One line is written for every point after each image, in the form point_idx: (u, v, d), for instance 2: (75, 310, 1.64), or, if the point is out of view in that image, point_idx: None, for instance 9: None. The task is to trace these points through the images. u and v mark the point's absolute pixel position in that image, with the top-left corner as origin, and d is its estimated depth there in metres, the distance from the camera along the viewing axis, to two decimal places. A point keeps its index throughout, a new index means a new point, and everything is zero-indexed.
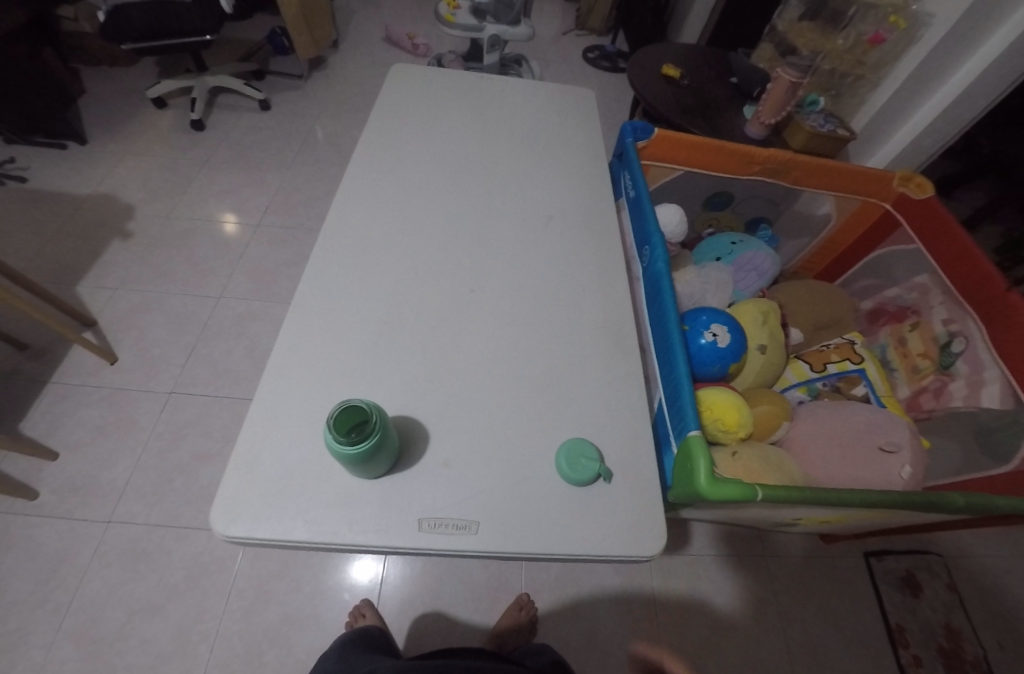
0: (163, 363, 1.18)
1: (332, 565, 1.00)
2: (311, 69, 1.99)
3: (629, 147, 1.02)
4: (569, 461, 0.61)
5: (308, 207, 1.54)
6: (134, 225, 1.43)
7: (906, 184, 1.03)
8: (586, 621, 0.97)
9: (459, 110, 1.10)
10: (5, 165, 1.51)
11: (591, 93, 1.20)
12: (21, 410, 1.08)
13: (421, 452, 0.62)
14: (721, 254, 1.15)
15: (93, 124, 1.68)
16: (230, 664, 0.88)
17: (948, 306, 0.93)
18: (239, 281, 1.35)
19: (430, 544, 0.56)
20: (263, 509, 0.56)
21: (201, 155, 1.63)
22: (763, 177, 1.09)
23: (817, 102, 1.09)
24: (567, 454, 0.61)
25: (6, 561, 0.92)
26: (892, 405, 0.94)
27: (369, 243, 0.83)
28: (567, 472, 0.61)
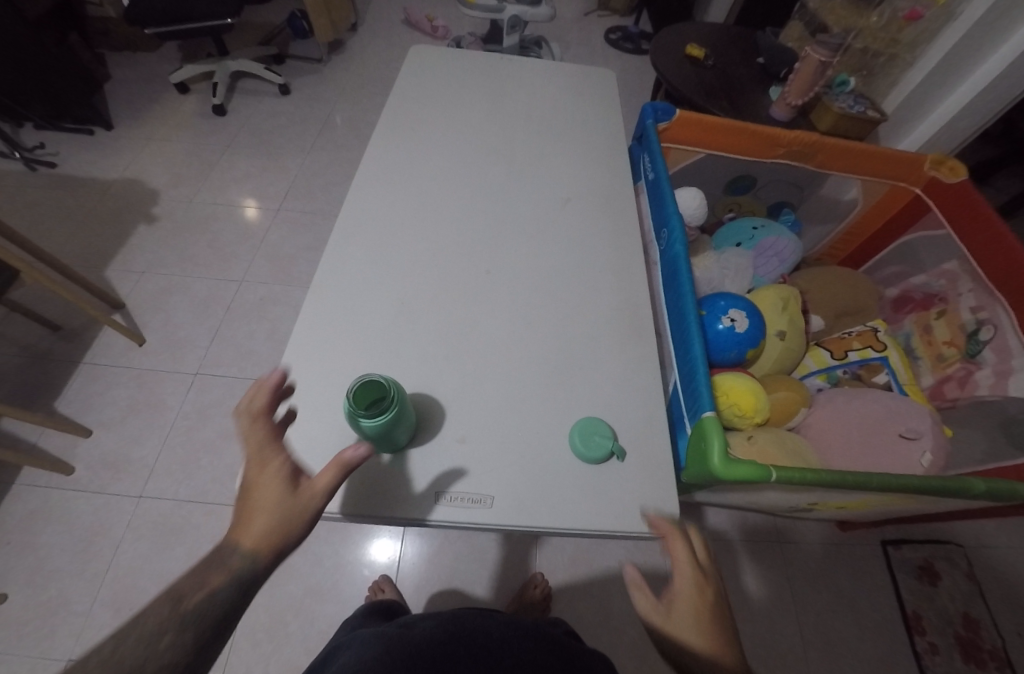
0: (189, 345, 1.21)
1: (352, 542, 1.03)
2: (329, 53, 1.98)
3: (648, 128, 1.00)
4: (583, 437, 0.62)
5: (327, 192, 1.55)
6: (158, 210, 1.45)
7: (938, 167, 0.99)
8: (599, 600, 0.99)
9: (477, 90, 1.09)
10: (35, 150, 1.54)
11: (611, 73, 1.18)
12: (56, 389, 1.12)
13: (437, 429, 0.64)
14: (742, 239, 1.13)
15: (117, 110, 1.70)
16: (257, 633, 0.92)
17: (977, 293, 0.91)
18: (260, 266, 1.37)
19: (446, 517, 0.58)
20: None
21: (221, 140, 1.65)
22: (787, 160, 1.06)
23: (848, 82, 1.06)
24: (580, 429, 0.63)
25: (46, 531, 0.96)
26: (914, 393, 0.93)
27: (389, 225, 0.84)
28: (581, 448, 0.62)
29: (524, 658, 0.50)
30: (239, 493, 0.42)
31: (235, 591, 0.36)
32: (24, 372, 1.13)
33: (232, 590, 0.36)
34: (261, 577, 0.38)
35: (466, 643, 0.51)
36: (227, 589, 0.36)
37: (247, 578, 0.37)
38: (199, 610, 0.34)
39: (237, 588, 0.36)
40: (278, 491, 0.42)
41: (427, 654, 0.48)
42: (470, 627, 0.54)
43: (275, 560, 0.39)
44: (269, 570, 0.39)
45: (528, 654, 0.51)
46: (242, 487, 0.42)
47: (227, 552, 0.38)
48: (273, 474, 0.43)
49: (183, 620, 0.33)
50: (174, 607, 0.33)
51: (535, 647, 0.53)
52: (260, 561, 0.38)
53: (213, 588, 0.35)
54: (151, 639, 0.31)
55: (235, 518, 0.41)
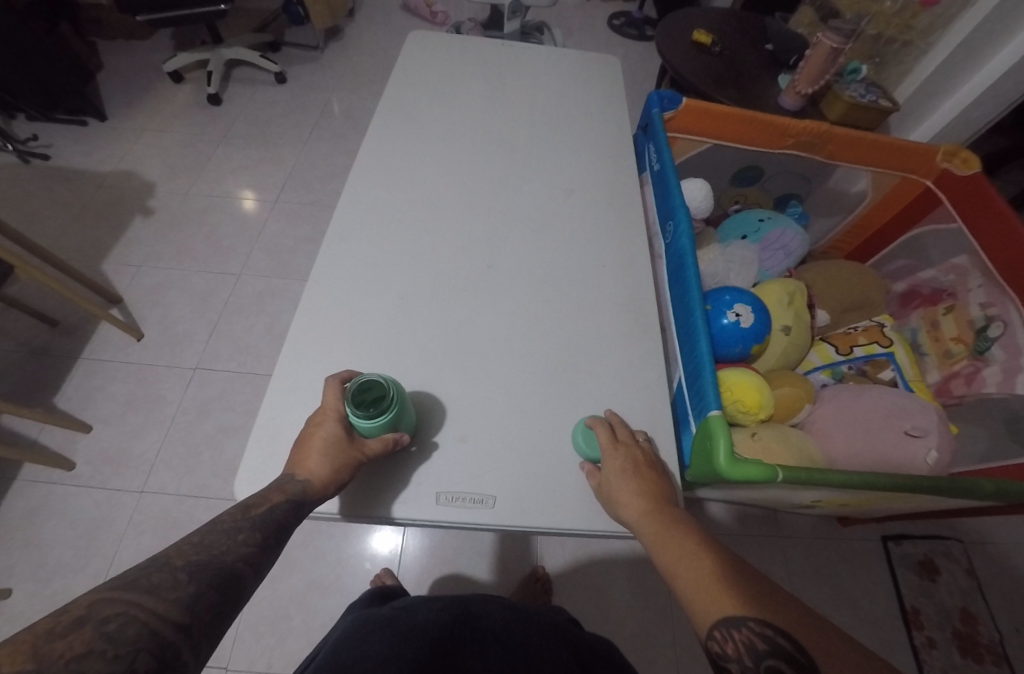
0: (188, 340, 1.21)
1: (353, 537, 1.03)
2: (326, 40, 1.94)
3: (655, 117, 0.97)
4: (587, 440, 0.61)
5: (325, 183, 1.53)
6: (154, 202, 1.44)
7: (950, 159, 0.97)
8: (600, 595, 0.99)
9: (477, 79, 1.06)
10: (28, 142, 1.52)
11: (616, 61, 1.15)
12: (55, 384, 1.12)
13: (437, 428, 0.63)
14: (748, 232, 1.11)
15: (111, 100, 1.67)
16: (259, 626, 0.93)
17: (987, 289, 0.89)
18: (258, 259, 1.35)
19: (447, 517, 0.57)
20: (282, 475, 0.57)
21: (217, 131, 1.62)
22: (795, 151, 1.04)
23: (859, 70, 1.03)
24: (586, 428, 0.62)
25: (49, 526, 0.96)
26: (920, 389, 0.92)
27: (388, 219, 0.82)
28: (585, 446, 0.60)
29: (524, 644, 0.51)
30: (306, 433, 0.53)
31: (288, 509, 0.45)
32: (23, 368, 1.13)
33: (286, 511, 0.44)
34: (308, 506, 0.47)
35: (467, 629, 0.51)
36: (284, 507, 0.45)
37: (300, 499, 0.46)
38: (262, 518, 0.42)
39: (289, 510, 0.45)
40: (344, 444, 0.51)
41: (432, 637, 0.48)
42: (473, 610, 0.54)
43: (321, 495, 0.48)
44: (315, 502, 0.48)
45: (529, 640, 0.52)
46: (306, 429, 0.53)
47: (283, 481, 0.48)
48: (337, 424, 0.52)
49: (252, 526, 0.41)
50: (243, 515, 0.42)
51: (536, 631, 0.53)
52: (309, 493, 0.47)
53: (268, 508, 0.44)
54: (230, 531, 0.39)
55: (295, 453, 0.51)
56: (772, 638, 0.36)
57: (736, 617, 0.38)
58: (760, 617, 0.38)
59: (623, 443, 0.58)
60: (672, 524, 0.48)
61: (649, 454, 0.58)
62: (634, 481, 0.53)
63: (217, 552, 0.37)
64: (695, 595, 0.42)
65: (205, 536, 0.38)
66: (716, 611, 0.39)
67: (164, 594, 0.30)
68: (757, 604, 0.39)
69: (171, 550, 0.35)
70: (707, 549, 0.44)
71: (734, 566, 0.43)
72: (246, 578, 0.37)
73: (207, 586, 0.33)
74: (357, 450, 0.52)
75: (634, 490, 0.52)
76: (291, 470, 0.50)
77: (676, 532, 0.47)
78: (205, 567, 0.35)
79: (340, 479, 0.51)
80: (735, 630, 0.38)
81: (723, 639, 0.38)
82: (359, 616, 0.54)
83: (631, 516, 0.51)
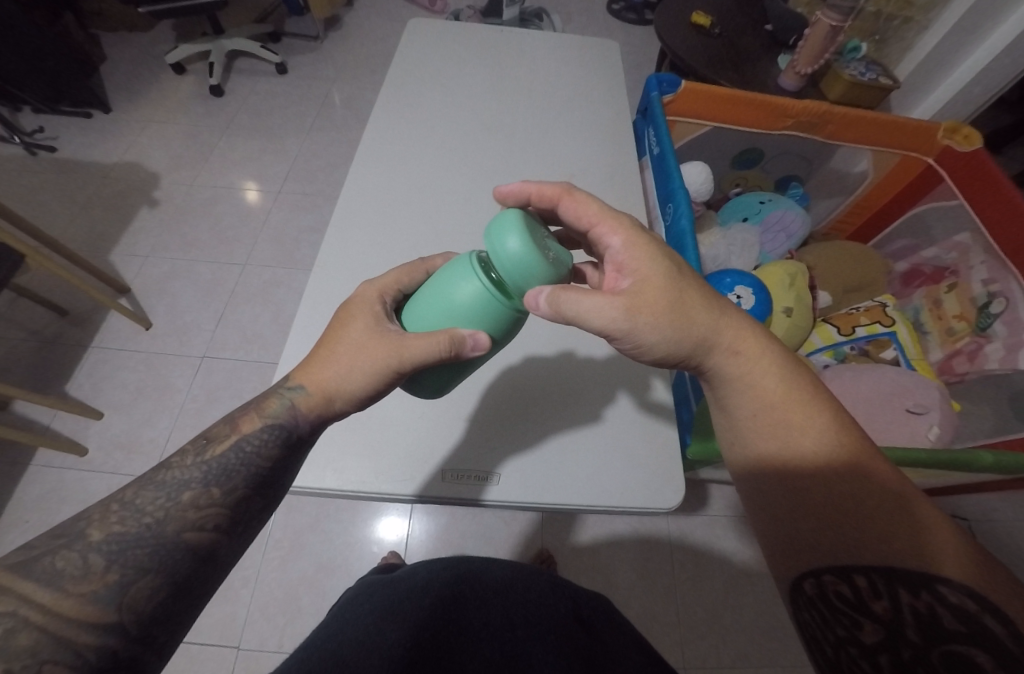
0: (195, 329, 1.22)
1: (361, 519, 1.05)
2: (326, 30, 1.94)
3: (654, 99, 0.97)
4: (499, 248, 0.39)
5: (327, 173, 1.53)
6: (159, 194, 1.45)
7: (951, 136, 0.96)
8: (605, 575, 1.01)
9: (477, 64, 1.06)
10: (35, 136, 1.54)
11: (614, 44, 1.15)
12: (66, 373, 1.14)
13: (442, 406, 0.62)
14: (749, 214, 1.11)
15: (114, 93, 1.68)
16: (270, 606, 0.95)
17: (989, 266, 0.90)
18: (263, 249, 1.37)
19: (453, 494, 0.57)
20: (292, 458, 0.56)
21: (220, 122, 1.63)
22: (795, 132, 1.04)
23: (859, 48, 1.05)
24: (523, 229, 0.39)
25: (63, 509, 0.99)
26: (923, 368, 0.92)
27: (389, 203, 0.82)
28: (514, 255, 0.38)
29: (526, 597, 0.52)
30: (332, 328, 0.45)
31: (278, 440, 0.42)
32: (34, 358, 1.15)
33: (268, 440, 0.41)
34: (303, 428, 0.43)
35: (470, 583, 0.52)
36: (266, 436, 0.41)
37: (290, 430, 0.42)
38: (222, 462, 0.39)
39: (268, 439, 0.42)
40: (380, 340, 0.43)
41: (434, 591, 0.49)
42: (475, 565, 0.55)
43: (315, 420, 0.43)
44: (310, 427, 0.43)
45: (527, 596, 0.52)
46: (336, 322, 0.45)
47: (271, 393, 0.44)
48: (371, 314, 0.45)
49: (206, 477, 0.38)
50: (196, 458, 0.39)
51: (533, 589, 0.53)
52: (301, 414, 0.43)
53: (231, 446, 0.40)
54: (176, 488, 0.37)
55: (312, 352, 0.46)
56: (943, 599, 0.33)
57: (876, 571, 0.36)
58: (886, 565, 0.36)
59: (634, 227, 0.46)
60: (790, 431, 0.43)
61: (694, 293, 0.44)
62: (666, 290, 0.43)
63: (152, 521, 0.35)
64: (801, 538, 0.41)
65: (141, 493, 0.36)
66: (825, 560, 0.39)
67: (71, 590, 0.30)
68: (908, 549, 0.36)
69: (92, 516, 0.34)
70: (815, 473, 0.41)
71: (879, 496, 0.38)
72: (208, 546, 0.36)
73: (137, 573, 0.33)
74: (395, 344, 0.42)
75: (668, 303, 0.43)
76: (297, 377, 0.44)
77: (792, 447, 0.43)
78: (134, 544, 0.33)
79: (364, 383, 0.43)
80: (850, 578, 0.37)
81: (848, 586, 0.37)
82: (366, 586, 0.56)
83: (671, 336, 0.44)
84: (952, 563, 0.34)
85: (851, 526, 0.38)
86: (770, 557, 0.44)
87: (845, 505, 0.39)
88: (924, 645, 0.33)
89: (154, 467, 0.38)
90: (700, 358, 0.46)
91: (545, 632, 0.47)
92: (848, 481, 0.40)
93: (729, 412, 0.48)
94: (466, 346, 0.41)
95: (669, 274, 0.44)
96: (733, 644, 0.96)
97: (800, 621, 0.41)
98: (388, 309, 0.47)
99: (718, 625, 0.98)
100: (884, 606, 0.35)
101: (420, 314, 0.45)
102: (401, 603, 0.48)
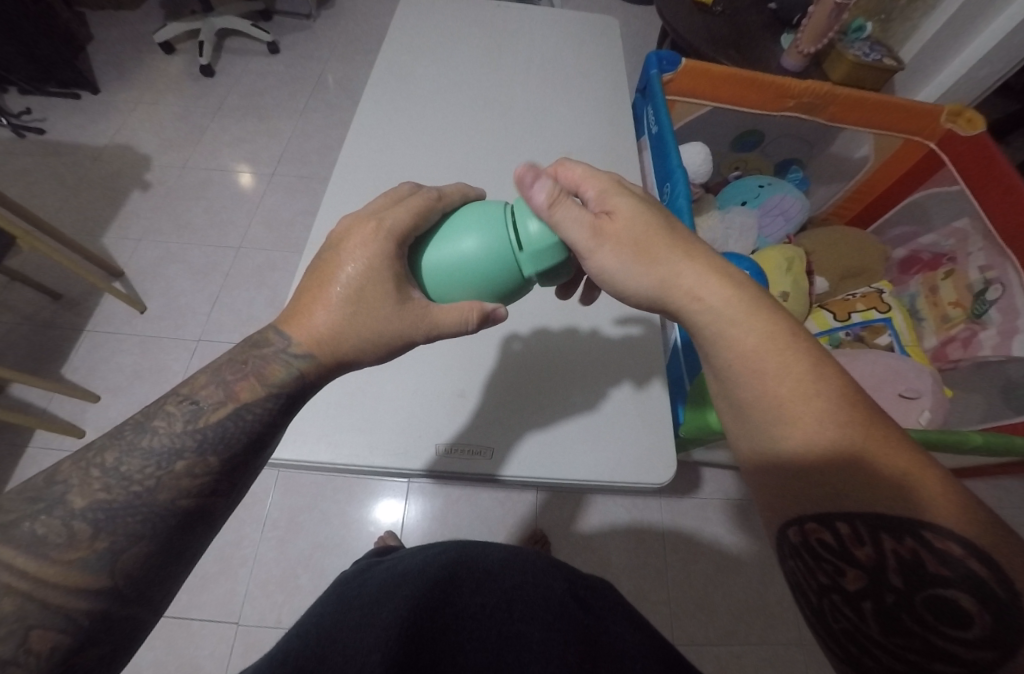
0: (190, 312, 1.22)
1: (357, 501, 1.06)
2: (318, 8, 1.88)
3: (653, 78, 0.95)
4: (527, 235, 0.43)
5: (321, 156, 1.51)
6: (151, 176, 1.43)
7: (954, 120, 0.95)
8: (598, 556, 1.03)
9: (473, 41, 1.04)
10: (22, 117, 1.50)
11: (614, 20, 1.12)
12: (62, 355, 1.14)
13: (436, 383, 0.62)
14: (747, 197, 1.09)
15: (102, 72, 1.64)
16: (269, 584, 0.97)
17: (988, 252, 0.90)
18: (257, 231, 1.35)
19: (449, 468, 0.58)
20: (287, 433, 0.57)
21: (211, 103, 1.60)
22: (797, 114, 1.02)
23: (864, 28, 1.03)
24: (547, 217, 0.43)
25: None
26: (916, 352, 0.92)
27: (381, 183, 0.81)
28: (536, 237, 0.42)
29: (521, 581, 0.51)
30: (339, 279, 0.42)
31: (282, 403, 0.41)
32: (30, 341, 1.15)
33: (268, 409, 0.41)
34: (309, 390, 0.42)
35: (465, 567, 0.51)
36: (269, 403, 0.40)
37: (297, 391, 0.42)
38: (219, 430, 0.38)
39: (270, 404, 0.41)
40: (402, 304, 0.42)
41: (430, 574, 0.49)
42: (471, 551, 0.55)
43: (323, 377, 0.43)
44: (315, 388, 0.43)
45: (529, 579, 0.52)
46: (342, 273, 0.42)
47: (271, 358, 0.41)
48: (392, 273, 0.42)
49: (201, 445, 0.37)
50: (186, 425, 0.37)
51: (530, 572, 0.53)
52: (308, 377, 0.42)
53: (229, 415, 0.39)
54: (166, 458, 0.35)
55: (308, 303, 0.42)
56: (930, 545, 0.33)
57: (860, 518, 0.35)
58: (866, 514, 0.35)
59: (605, 182, 0.47)
60: (769, 379, 0.40)
61: (664, 231, 0.45)
62: (637, 231, 0.44)
63: (143, 489, 0.34)
64: (787, 490, 0.39)
65: (125, 460, 0.35)
66: (805, 509, 0.38)
67: (58, 559, 0.30)
68: (894, 494, 0.34)
69: (72, 480, 0.33)
70: (796, 418, 0.38)
71: (861, 446, 0.36)
72: (208, 510, 0.37)
73: (131, 540, 0.33)
74: (422, 312, 0.43)
75: (639, 245, 0.44)
76: (287, 330, 0.42)
77: (768, 395, 0.40)
78: (124, 513, 0.33)
79: (380, 342, 0.42)
80: (836, 526, 0.36)
81: (831, 534, 0.37)
82: (360, 573, 0.58)
83: (638, 275, 0.44)
84: (939, 511, 0.33)
85: (829, 474, 0.37)
86: (758, 505, 0.44)
87: (829, 454, 0.37)
88: (908, 591, 0.33)
89: (137, 429, 0.36)
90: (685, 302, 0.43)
91: (542, 612, 0.47)
92: (828, 428, 0.37)
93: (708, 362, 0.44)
94: (490, 314, 0.44)
95: (641, 213, 0.45)
96: (721, 620, 0.99)
97: (787, 570, 0.41)
98: (407, 261, 0.44)
99: (707, 603, 1.00)
100: (868, 553, 0.34)
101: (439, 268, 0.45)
102: (401, 592, 0.47)
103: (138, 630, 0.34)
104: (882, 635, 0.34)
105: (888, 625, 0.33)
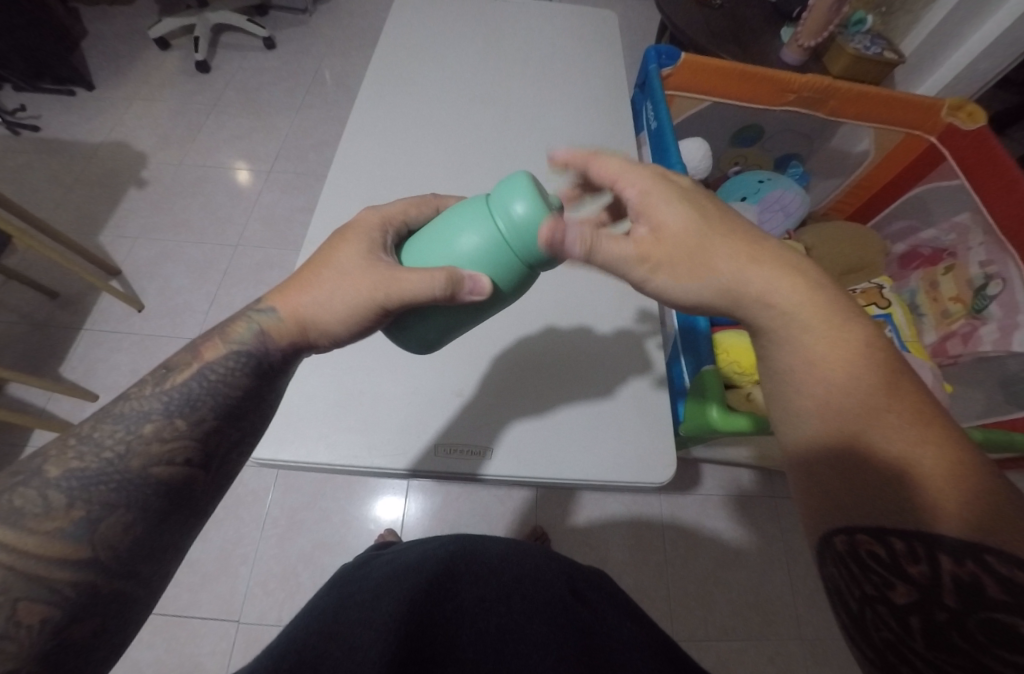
0: (187, 311, 1.21)
1: (356, 499, 1.06)
2: (315, 3, 1.87)
3: (652, 73, 0.94)
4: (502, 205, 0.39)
5: (319, 153, 1.50)
6: (148, 173, 1.42)
7: (955, 114, 0.94)
8: (598, 552, 1.03)
9: (471, 36, 1.03)
10: (16, 114, 1.49)
11: (612, 14, 1.11)
12: (59, 354, 1.14)
13: (433, 382, 0.62)
14: (747, 193, 1.08)
15: (97, 68, 1.63)
16: (270, 582, 0.97)
17: (988, 247, 0.90)
18: (255, 229, 1.35)
19: (446, 467, 0.58)
20: (284, 433, 0.56)
21: (207, 99, 1.59)
22: (797, 108, 1.01)
23: (864, 21, 1.02)
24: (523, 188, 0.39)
25: None
26: (916, 348, 0.91)
27: (378, 180, 0.80)
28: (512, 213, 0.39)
29: (521, 573, 0.51)
30: (321, 253, 0.44)
31: (252, 368, 0.41)
32: (27, 340, 1.15)
33: (233, 368, 0.41)
34: (275, 355, 0.42)
35: (465, 559, 0.51)
36: (234, 362, 0.41)
37: (260, 354, 0.42)
38: (186, 392, 0.38)
39: (234, 366, 0.41)
40: (369, 269, 0.41)
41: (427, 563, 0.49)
42: (472, 543, 0.53)
43: (288, 349, 0.43)
44: (280, 356, 0.43)
45: (525, 571, 0.52)
46: (326, 247, 0.44)
47: (238, 317, 0.43)
48: (368, 241, 0.44)
49: (169, 408, 0.37)
50: (156, 388, 0.38)
51: (529, 563, 0.53)
52: (272, 342, 0.42)
53: (194, 375, 0.39)
54: (136, 422, 0.36)
55: (291, 278, 0.45)
56: (992, 569, 0.30)
57: (917, 535, 0.33)
58: (926, 528, 0.33)
59: (654, 182, 0.45)
60: (840, 379, 0.39)
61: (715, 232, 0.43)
62: (691, 231, 0.43)
63: (114, 455, 0.34)
64: (841, 494, 0.37)
65: (99, 426, 0.35)
66: (858, 517, 0.36)
67: (33, 527, 0.30)
68: (957, 517, 0.32)
69: (48, 451, 0.33)
70: (866, 422, 0.37)
71: (930, 459, 0.34)
72: (184, 481, 0.36)
73: (106, 508, 0.33)
74: (387, 275, 0.40)
75: (695, 244, 0.42)
76: (273, 301, 0.43)
77: (838, 393, 0.39)
78: (99, 480, 0.33)
79: (342, 304, 0.41)
80: (888, 539, 0.34)
81: (883, 547, 0.34)
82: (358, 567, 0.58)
83: (698, 278, 0.43)
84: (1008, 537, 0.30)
85: (892, 483, 0.35)
86: (801, 511, 0.41)
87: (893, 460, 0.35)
88: (961, 611, 0.30)
89: (114, 398, 0.37)
90: (747, 300, 0.43)
91: (535, 606, 0.48)
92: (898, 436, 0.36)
93: (767, 359, 0.44)
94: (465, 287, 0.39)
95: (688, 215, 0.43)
96: (722, 616, 0.99)
97: (822, 573, 0.38)
98: (387, 238, 0.45)
99: (707, 598, 1.00)
100: (920, 570, 0.32)
101: (426, 256, 0.43)
102: (398, 582, 0.47)
103: (129, 610, 0.34)
104: (924, 651, 0.31)
105: (933, 640, 0.31)
